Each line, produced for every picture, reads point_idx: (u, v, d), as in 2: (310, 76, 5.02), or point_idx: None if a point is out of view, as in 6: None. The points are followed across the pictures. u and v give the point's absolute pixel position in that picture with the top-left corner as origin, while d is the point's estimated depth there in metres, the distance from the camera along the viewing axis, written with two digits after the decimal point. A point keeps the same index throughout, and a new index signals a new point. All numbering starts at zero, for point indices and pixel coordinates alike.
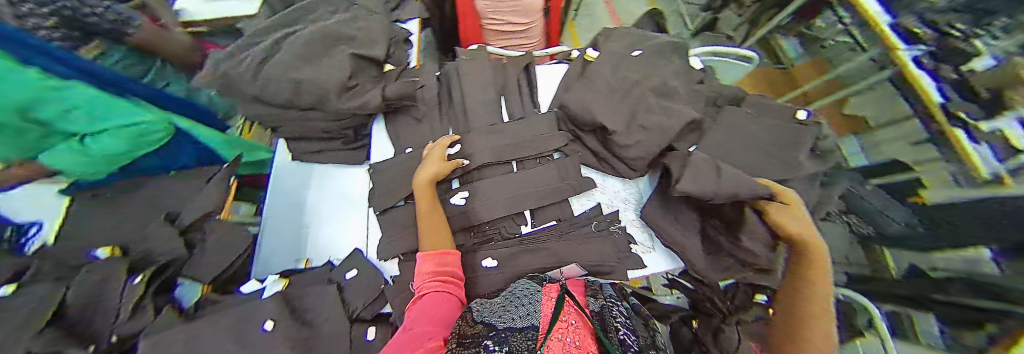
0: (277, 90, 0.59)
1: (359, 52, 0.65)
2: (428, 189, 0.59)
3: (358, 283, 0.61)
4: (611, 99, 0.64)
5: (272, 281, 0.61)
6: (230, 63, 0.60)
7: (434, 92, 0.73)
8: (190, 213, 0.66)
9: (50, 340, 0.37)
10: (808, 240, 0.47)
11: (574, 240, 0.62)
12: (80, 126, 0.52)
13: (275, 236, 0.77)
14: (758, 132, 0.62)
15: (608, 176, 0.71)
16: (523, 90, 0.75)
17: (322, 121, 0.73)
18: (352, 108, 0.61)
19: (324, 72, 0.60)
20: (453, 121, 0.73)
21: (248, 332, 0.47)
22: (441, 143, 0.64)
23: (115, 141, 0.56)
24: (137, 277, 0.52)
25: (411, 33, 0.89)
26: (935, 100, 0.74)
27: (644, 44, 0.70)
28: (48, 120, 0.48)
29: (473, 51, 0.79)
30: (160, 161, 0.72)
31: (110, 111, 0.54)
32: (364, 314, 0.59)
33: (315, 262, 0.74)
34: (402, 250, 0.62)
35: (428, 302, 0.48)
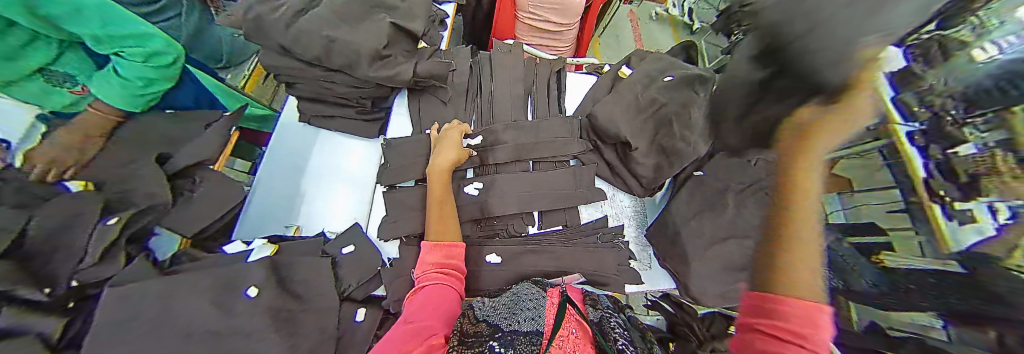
0: (307, 46, 0.57)
1: (399, 22, 0.63)
2: (443, 175, 0.58)
3: (354, 259, 0.59)
4: (639, 115, 0.64)
5: (261, 244, 0.58)
6: (261, 5, 0.56)
7: (463, 78, 0.72)
8: (182, 158, 0.62)
9: None
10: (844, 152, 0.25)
11: (579, 248, 0.61)
12: (91, 32, 0.61)
13: (268, 195, 0.73)
14: None
15: (618, 191, 0.72)
16: (553, 92, 0.75)
17: (342, 86, 0.70)
18: (381, 77, 0.61)
19: (361, 36, 0.59)
20: (478, 111, 0.72)
21: (229, 296, 0.45)
22: (454, 129, 0.64)
23: (131, 64, 0.66)
24: (112, 218, 0.49)
25: (447, 16, 0.88)
26: None
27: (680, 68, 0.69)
28: (59, 18, 0.57)
29: (508, 47, 0.77)
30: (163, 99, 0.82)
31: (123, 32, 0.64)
32: (357, 294, 0.57)
33: (306, 230, 0.71)
34: (406, 232, 0.60)
35: (429, 293, 0.46)
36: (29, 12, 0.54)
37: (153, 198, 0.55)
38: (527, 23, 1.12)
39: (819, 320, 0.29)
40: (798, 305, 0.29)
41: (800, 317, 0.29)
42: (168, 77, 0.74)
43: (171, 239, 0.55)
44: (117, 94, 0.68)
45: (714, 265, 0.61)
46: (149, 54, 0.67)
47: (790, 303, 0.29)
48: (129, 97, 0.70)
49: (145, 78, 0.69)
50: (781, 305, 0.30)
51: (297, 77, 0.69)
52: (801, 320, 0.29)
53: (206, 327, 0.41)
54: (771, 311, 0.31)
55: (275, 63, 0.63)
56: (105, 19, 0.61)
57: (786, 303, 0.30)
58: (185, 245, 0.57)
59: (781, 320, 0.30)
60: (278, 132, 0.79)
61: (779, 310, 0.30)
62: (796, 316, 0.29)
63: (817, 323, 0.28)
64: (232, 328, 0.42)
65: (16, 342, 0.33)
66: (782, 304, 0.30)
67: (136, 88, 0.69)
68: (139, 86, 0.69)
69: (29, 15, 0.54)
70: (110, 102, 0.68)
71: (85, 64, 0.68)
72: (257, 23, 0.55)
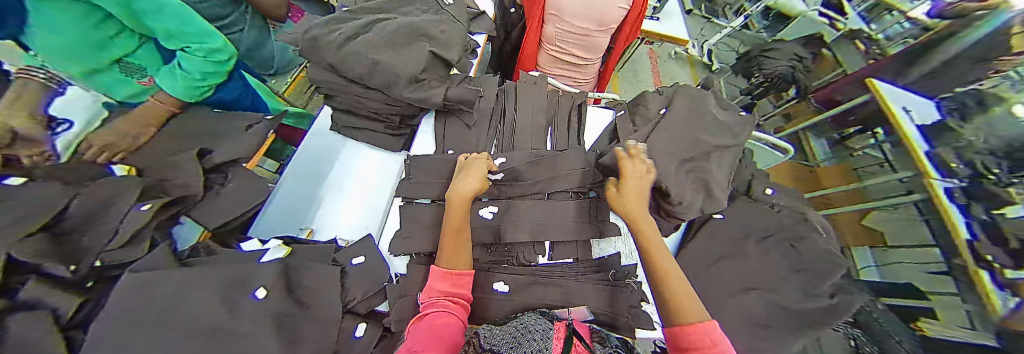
0: (354, 64, 0.62)
1: (438, 51, 0.68)
2: (463, 203, 0.57)
3: (364, 270, 0.60)
4: (669, 153, 0.62)
5: (275, 246, 0.59)
6: (321, 29, 0.63)
7: (489, 104, 0.76)
8: (219, 155, 0.66)
9: (35, 248, 0.35)
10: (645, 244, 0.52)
11: (590, 284, 0.60)
12: (165, 26, 0.70)
13: (289, 198, 0.76)
14: (764, 224, 0.70)
15: (633, 228, 0.70)
16: (574, 124, 0.77)
17: (376, 102, 0.76)
18: (414, 98, 0.65)
19: (402, 60, 0.63)
20: (500, 136, 0.75)
21: (238, 295, 0.45)
22: (480, 160, 0.64)
23: (191, 58, 0.74)
24: (146, 205, 0.50)
25: (479, 46, 0.95)
26: (963, 234, 0.94)
27: (703, 110, 0.70)
28: (139, 12, 0.66)
29: (535, 78, 0.82)
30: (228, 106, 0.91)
31: (190, 31, 0.72)
32: (358, 307, 0.58)
33: (319, 236, 0.72)
34: (417, 248, 0.61)
35: (432, 319, 0.46)
36: (118, 5, 0.63)
37: (186, 189, 0.57)
38: (551, 55, 1.18)
39: (716, 339, 0.40)
40: (697, 333, 0.41)
41: (701, 341, 0.40)
42: (221, 71, 0.80)
43: (193, 227, 0.61)
44: (179, 85, 0.75)
45: (733, 317, 0.58)
46: (207, 51, 0.75)
47: (690, 334, 0.41)
48: (189, 88, 0.77)
49: (202, 71, 0.76)
50: (686, 337, 0.41)
51: (337, 91, 0.74)
52: (706, 344, 0.40)
53: (210, 323, 0.39)
54: (689, 347, 0.41)
55: (322, 77, 0.69)
56: (183, 21, 0.70)
57: (689, 333, 0.41)
58: (203, 236, 0.63)
59: (698, 352, 0.39)
60: (308, 138, 0.84)
61: (691, 342, 0.41)
62: (702, 342, 0.40)
63: (715, 342, 0.39)
64: (237, 327, 0.41)
65: (34, 315, 0.32)
66: (687, 335, 0.41)
67: (197, 80, 0.77)
68: (198, 78, 0.77)
69: (114, 6, 0.63)
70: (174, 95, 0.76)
71: (154, 59, 0.80)
72: (313, 43, 0.61)
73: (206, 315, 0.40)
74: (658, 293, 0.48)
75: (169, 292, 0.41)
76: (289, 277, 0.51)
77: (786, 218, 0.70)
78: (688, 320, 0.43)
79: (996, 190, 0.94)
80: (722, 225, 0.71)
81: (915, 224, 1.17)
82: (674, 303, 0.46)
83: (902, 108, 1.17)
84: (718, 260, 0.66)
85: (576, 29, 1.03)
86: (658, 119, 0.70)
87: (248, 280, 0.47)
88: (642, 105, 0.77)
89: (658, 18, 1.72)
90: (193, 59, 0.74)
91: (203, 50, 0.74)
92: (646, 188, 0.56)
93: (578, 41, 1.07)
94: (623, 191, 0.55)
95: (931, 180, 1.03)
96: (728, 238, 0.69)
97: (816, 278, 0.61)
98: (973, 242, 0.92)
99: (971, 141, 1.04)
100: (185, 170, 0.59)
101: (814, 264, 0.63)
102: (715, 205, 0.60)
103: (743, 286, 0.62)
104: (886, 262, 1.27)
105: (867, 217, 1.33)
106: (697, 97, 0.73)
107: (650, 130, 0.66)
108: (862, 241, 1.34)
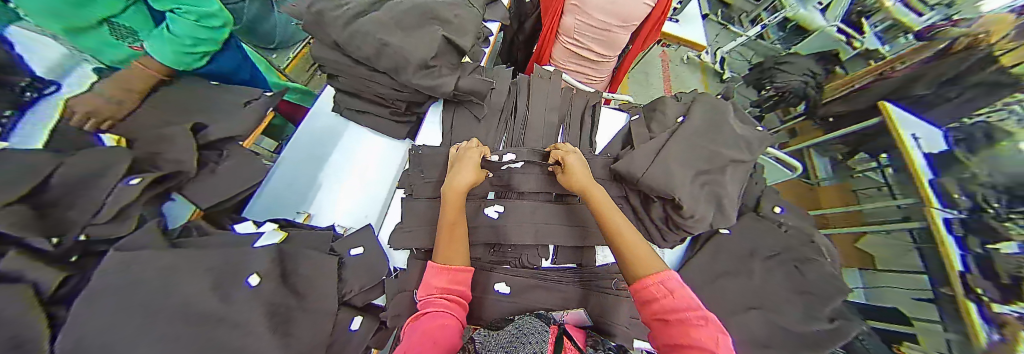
0: (362, 45, 0.58)
1: (451, 36, 0.64)
2: (454, 198, 0.55)
3: (362, 261, 0.58)
4: (684, 164, 0.60)
5: (271, 230, 0.56)
6: (326, 3, 0.59)
7: (500, 98, 0.74)
8: (211, 130, 0.62)
9: (9, 220, 0.32)
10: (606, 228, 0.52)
11: (590, 292, 0.58)
12: None
13: (289, 179, 0.73)
14: (770, 242, 0.69)
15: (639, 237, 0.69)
16: (586, 125, 0.75)
17: (383, 87, 0.72)
18: (423, 86, 0.62)
19: (412, 44, 0.60)
20: (510, 132, 0.73)
21: (231, 282, 0.42)
22: (472, 150, 0.61)
23: (181, 20, 0.68)
24: (135, 179, 0.47)
25: (492, 34, 0.91)
26: (955, 266, 0.90)
27: (720, 121, 0.68)
28: None
29: (549, 74, 0.79)
30: (226, 79, 0.87)
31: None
32: (355, 300, 0.56)
33: (318, 220, 0.70)
34: (418, 243, 0.59)
35: (428, 320, 0.44)
36: None
37: (180, 166, 0.53)
38: (568, 48, 1.13)
39: (671, 287, 0.41)
40: (653, 284, 0.42)
41: (657, 291, 0.41)
42: (213, 38, 0.75)
43: (186, 205, 0.59)
44: (168, 50, 0.69)
45: (733, 334, 0.58)
46: (201, 16, 0.70)
47: (647, 285, 0.42)
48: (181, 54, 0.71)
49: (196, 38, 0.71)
50: (645, 290, 0.42)
51: (342, 71, 0.71)
52: (662, 293, 0.40)
53: (196, 311, 0.37)
54: (648, 298, 0.42)
55: (329, 56, 0.66)
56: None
57: (645, 286, 0.42)
58: (195, 215, 0.60)
59: (656, 302, 0.40)
60: (308, 118, 0.80)
61: (649, 295, 0.41)
62: (658, 292, 0.41)
63: (671, 290, 0.40)
64: (225, 316, 0.39)
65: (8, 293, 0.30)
66: (645, 289, 0.42)
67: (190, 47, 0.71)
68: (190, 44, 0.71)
69: None
70: (162, 63, 0.69)
71: (144, 21, 0.70)
72: (318, 17, 0.58)
73: (196, 302, 0.38)
74: (616, 254, 0.49)
75: (158, 274, 0.38)
76: (284, 265, 0.49)
77: (793, 238, 0.69)
78: (645, 272, 0.44)
79: (993, 224, 0.87)
80: (727, 241, 0.69)
81: (909, 252, 1.10)
82: (631, 259, 0.46)
83: (911, 134, 1.11)
84: (722, 276, 0.65)
85: (598, 24, 1.00)
86: (675, 127, 0.68)
87: (244, 266, 0.45)
88: (660, 110, 0.74)
89: (677, 20, 1.67)
90: (185, 22, 0.68)
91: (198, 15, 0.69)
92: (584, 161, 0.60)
93: (597, 37, 1.04)
94: (568, 167, 0.57)
95: (932, 209, 0.97)
96: (733, 254, 0.68)
97: (819, 301, 0.60)
98: (964, 274, 0.89)
99: (975, 173, 0.95)
100: (174, 143, 0.55)
101: (818, 286, 0.62)
102: (725, 220, 0.60)
103: (745, 305, 0.61)
104: (875, 284, 1.21)
105: (861, 238, 1.27)
106: (715, 107, 0.70)
107: (666, 139, 0.64)
108: (854, 262, 1.29)
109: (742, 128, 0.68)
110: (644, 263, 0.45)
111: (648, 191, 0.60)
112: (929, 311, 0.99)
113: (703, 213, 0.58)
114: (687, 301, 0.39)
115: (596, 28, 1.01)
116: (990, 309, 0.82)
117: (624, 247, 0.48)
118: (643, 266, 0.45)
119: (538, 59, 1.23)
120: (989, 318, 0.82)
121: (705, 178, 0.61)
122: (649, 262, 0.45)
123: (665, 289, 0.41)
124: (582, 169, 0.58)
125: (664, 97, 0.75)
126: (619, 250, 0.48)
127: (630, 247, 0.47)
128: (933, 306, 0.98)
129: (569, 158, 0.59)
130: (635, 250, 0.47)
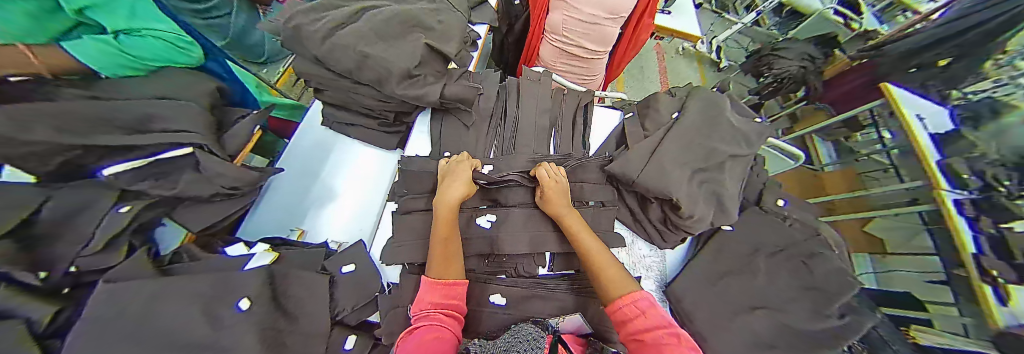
0: (343, 57, 0.58)
1: (434, 44, 0.63)
2: (448, 211, 0.54)
3: (354, 278, 0.58)
4: (676, 160, 0.58)
5: (261, 251, 0.56)
6: (304, 17, 0.58)
7: (489, 103, 0.73)
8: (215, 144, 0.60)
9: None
10: (583, 248, 0.53)
11: (585, 299, 0.58)
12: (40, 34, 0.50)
13: (281, 195, 0.72)
14: (769, 237, 0.67)
15: (638, 239, 0.68)
16: (578, 127, 0.74)
17: (371, 99, 0.72)
18: (408, 96, 0.61)
19: (394, 54, 0.59)
20: (500, 139, 0.72)
21: (219, 306, 0.42)
22: (462, 161, 0.60)
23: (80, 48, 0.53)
24: (125, 206, 0.46)
25: (478, 37, 0.90)
26: (970, 248, 0.86)
27: (713, 113, 0.66)
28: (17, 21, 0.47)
29: (539, 75, 0.77)
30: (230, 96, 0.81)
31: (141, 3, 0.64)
32: (349, 318, 0.56)
33: (310, 237, 0.69)
34: (411, 257, 0.58)
35: (421, 334, 0.43)
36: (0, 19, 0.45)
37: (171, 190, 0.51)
38: (558, 47, 1.11)
39: (643, 308, 0.45)
40: (627, 305, 0.45)
41: (630, 312, 0.44)
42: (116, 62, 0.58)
43: (178, 227, 0.59)
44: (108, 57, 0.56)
45: (740, 336, 0.56)
46: (174, 38, 0.66)
47: (621, 307, 0.45)
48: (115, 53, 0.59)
49: (67, 57, 0.52)
50: (619, 312, 0.45)
51: (327, 84, 0.71)
52: (634, 314, 0.44)
53: (185, 339, 0.36)
54: (622, 319, 0.45)
55: (313, 70, 0.66)
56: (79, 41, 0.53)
57: (619, 307, 0.45)
58: (187, 239, 0.59)
59: (629, 323, 0.44)
60: (299, 134, 0.80)
61: (623, 315, 0.45)
62: (631, 313, 0.44)
63: (642, 310, 0.44)
64: (216, 344, 0.38)
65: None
66: (619, 310, 0.45)
67: (120, 59, 0.58)
68: (123, 62, 0.58)
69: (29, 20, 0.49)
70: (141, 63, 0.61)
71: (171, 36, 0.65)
72: (296, 32, 0.57)
73: (186, 330, 0.37)
74: (592, 278, 0.51)
75: (145, 301, 0.37)
76: (275, 287, 0.48)
77: (798, 232, 0.67)
78: (618, 295, 0.47)
79: (1007, 204, 0.85)
80: (728, 238, 0.68)
81: (919, 233, 1.09)
82: (607, 283, 0.49)
83: (916, 114, 1.06)
84: (724, 275, 0.64)
85: (585, 16, 0.98)
86: (671, 124, 0.66)
87: (233, 290, 0.44)
88: (653, 107, 0.72)
89: (668, 11, 1.63)
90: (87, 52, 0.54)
91: (181, 43, 0.67)
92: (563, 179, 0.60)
93: (587, 30, 1.01)
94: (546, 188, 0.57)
95: (941, 191, 0.92)
96: (736, 250, 0.67)
97: (828, 297, 0.58)
98: (978, 256, 0.84)
99: (983, 152, 0.91)
100: (174, 156, 0.49)
101: (826, 282, 0.60)
102: (726, 218, 0.59)
103: (750, 305, 0.60)
104: (887, 269, 1.19)
105: (869, 222, 1.26)
106: (708, 100, 0.68)
107: (661, 139, 0.62)
108: (864, 248, 1.27)
109: (738, 119, 0.67)
110: (620, 282, 0.49)
111: (644, 193, 0.59)
112: (937, 292, 1.00)
113: (702, 212, 0.57)
114: (656, 320, 0.43)
115: (585, 21, 0.99)
116: (1005, 290, 0.79)
117: (602, 269, 0.50)
118: (618, 285, 0.48)
119: (529, 60, 1.24)
120: (1005, 302, 0.78)
121: (699, 173, 0.59)
122: (623, 282, 0.49)
123: (637, 309, 0.44)
124: (564, 184, 0.59)
125: (658, 94, 0.73)
126: (593, 275, 0.51)
127: (603, 270, 0.50)
128: (944, 291, 0.98)
129: (546, 171, 0.60)
130: (612, 271, 0.50)
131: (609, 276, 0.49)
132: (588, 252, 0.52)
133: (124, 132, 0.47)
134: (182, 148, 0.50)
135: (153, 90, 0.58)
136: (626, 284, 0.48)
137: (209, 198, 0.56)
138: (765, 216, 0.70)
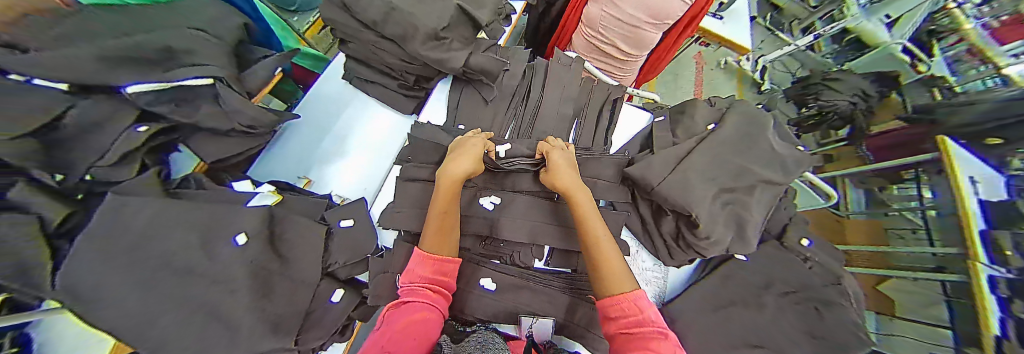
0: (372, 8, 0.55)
1: (465, 6, 0.59)
2: (451, 186, 0.52)
3: (350, 234, 0.57)
4: (702, 174, 0.54)
5: (265, 192, 0.55)
6: None
7: (514, 83, 0.69)
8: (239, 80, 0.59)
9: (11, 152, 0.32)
10: (587, 234, 0.49)
11: (579, 300, 0.55)
12: None
13: (293, 140, 0.72)
14: (781, 275, 0.63)
15: (643, 250, 0.65)
16: (602, 122, 0.70)
17: (394, 58, 0.70)
18: (432, 58, 0.58)
19: (423, 12, 0.56)
20: (518, 120, 0.69)
21: (217, 239, 0.42)
22: (477, 138, 0.57)
23: None
24: (143, 127, 0.44)
25: (513, 12, 0.85)
26: (992, 328, 0.76)
27: (750, 130, 0.60)
28: None
29: (570, 61, 0.73)
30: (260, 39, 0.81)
31: None
32: (339, 272, 0.56)
33: (317, 187, 0.69)
34: (409, 225, 0.57)
35: (408, 308, 0.43)
36: None
37: None
38: (589, 42, 1.05)
39: (644, 307, 0.41)
40: (625, 301, 0.42)
41: (628, 308, 0.41)
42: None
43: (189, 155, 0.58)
44: None
45: None
46: None
47: (619, 303, 0.42)
48: None
49: None
50: (616, 307, 0.42)
51: (353, 37, 0.69)
52: (633, 311, 0.41)
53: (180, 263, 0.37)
54: (617, 315, 0.42)
55: (341, 19, 0.64)
56: None
57: (616, 302, 0.42)
58: (199, 169, 0.59)
59: (624, 318, 0.41)
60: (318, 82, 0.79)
61: (619, 311, 0.42)
62: (629, 309, 0.41)
63: (643, 308, 0.41)
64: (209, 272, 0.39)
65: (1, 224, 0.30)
66: (617, 304, 0.42)
67: None
68: None
69: None
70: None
71: None
72: None
73: (181, 254, 0.38)
74: (592, 268, 0.48)
75: None
76: (272, 230, 0.49)
77: (816, 276, 0.62)
78: (619, 291, 0.44)
79: None
80: (738, 268, 0.64)
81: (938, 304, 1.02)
82: (607, 276, 0.45)
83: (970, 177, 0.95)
84: (725, 304, 0.60)
85: (624, 15, 0.90)
86: (704, 134, 0.61)
87: (229, 222, 0.44)
88: (688, 114, 0.67)
89: (720, 17, 1.51)
90: None
91: None
92: (571, 159, 0.57)
93: (623, 28, 0.94)
94: (555, 166, 0.54)
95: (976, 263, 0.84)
96: (744, 282, 0.62)
97: (835, 350, 0.54)
98: (1000, 339, 0.74)
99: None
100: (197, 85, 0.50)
101: (836, 334, 0.55)
102: (744, 248, 0.55)
103: (749, 341, 0.56)
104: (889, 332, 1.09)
105: (884, 281, 1.20)
106: (750, 114, 0.62)
107: (691, 149, 0.57)
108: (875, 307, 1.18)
109: (777, 140, 0.61)
110: (623, 278, 0.45)
111: (662, 204, 0.55)
112: None
113: (721, 233, 0.53)
114: (655, 321, 0.40)
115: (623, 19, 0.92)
116: None
117: (607, 260, 0.46)
118: (620, 279, 0.45)
119: (560, 43, 1.19)
120: None
121: (725, 191, 0.55)
122: (627, 278, 0.45)
123: (639, 308, 0.41)
124: (572, 166, 0.55)
125: (696, 99, 0.68)
126: (592, 265, 0.48)
127: (606, 260, 0.46)
128: None
129: (557, 150, 0.56)
130: (617, 263, 0.46)
131: (611, 268, 0.46)
132: (591, 241, 0.48)
133: (149, 52, 0.47)
134: (203, 78, 0.49)
135: (182, 15, 0.58)
136: (628, 279, 0.45)
137: (226, 132, 0.57)
138: (781, 253, 0.66)
